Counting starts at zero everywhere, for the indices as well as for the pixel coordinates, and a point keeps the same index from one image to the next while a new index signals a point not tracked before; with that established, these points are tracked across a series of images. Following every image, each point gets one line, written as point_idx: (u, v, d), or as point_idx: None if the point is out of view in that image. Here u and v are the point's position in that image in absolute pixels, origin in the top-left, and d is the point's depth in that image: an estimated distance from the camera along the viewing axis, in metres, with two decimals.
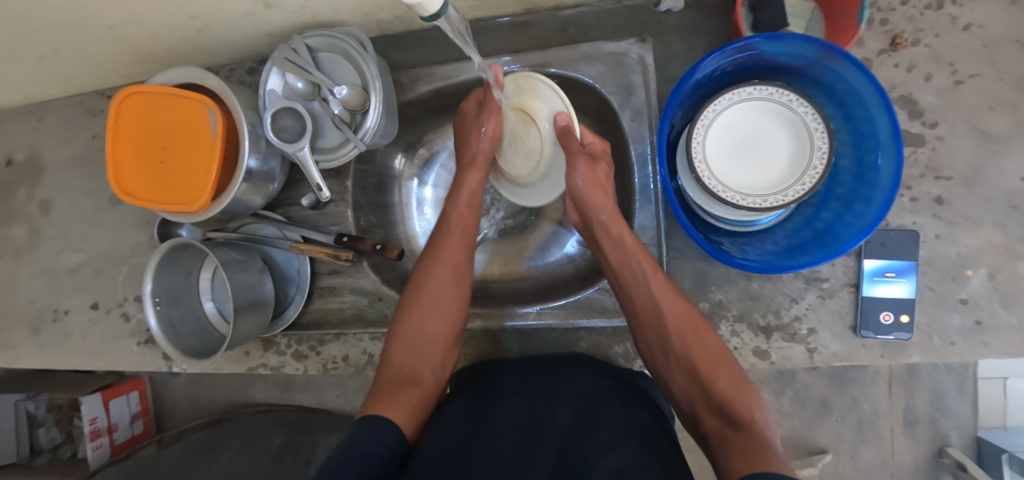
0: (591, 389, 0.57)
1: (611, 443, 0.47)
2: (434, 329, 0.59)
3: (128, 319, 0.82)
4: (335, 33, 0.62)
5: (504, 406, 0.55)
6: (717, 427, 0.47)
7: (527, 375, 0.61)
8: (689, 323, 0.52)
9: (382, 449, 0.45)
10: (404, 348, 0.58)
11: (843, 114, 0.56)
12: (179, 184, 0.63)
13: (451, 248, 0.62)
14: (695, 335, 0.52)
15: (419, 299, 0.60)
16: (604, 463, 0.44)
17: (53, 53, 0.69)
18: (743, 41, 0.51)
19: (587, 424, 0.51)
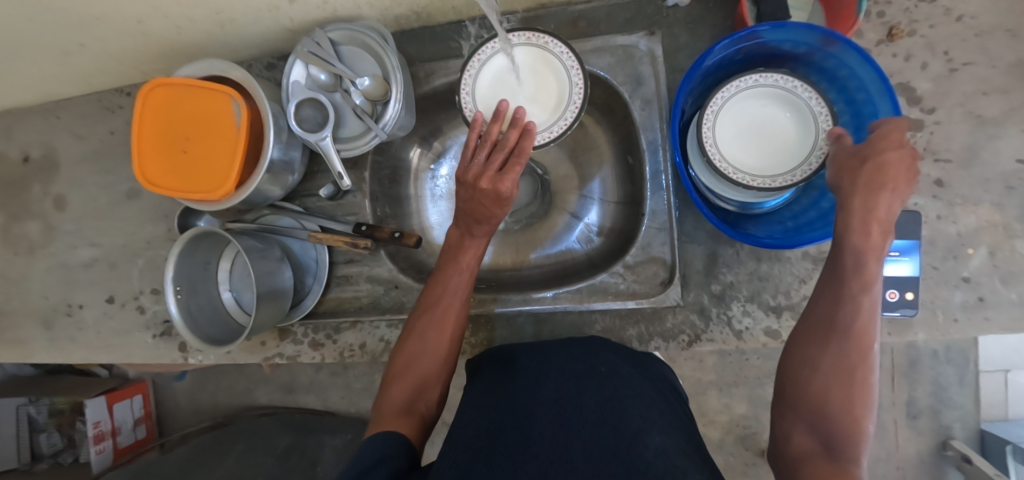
0: (613, 369, 0.57)
1: (646, 424, 0.48)
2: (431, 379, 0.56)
3: (143, 311, 0.83)
4: (356, 27, 0.65)
5: (530, 392, 0.55)
6: (807, 448, 0.42)
7: (552, 356, 0.62)
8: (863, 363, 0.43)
9: (381, 454, 0.45)
10: (404, 385, 0.55)
11: (844, 99, 0.58)
12: (201, 173, 0.64)
13: (454, 290, 0.59)
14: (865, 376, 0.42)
15: (418, 337, 0.57)
16: (646, 442, 0.45)
17: (76, 48, 0.70)
18: (750, 30, 0.53)
19: (614, 402, 0.52)
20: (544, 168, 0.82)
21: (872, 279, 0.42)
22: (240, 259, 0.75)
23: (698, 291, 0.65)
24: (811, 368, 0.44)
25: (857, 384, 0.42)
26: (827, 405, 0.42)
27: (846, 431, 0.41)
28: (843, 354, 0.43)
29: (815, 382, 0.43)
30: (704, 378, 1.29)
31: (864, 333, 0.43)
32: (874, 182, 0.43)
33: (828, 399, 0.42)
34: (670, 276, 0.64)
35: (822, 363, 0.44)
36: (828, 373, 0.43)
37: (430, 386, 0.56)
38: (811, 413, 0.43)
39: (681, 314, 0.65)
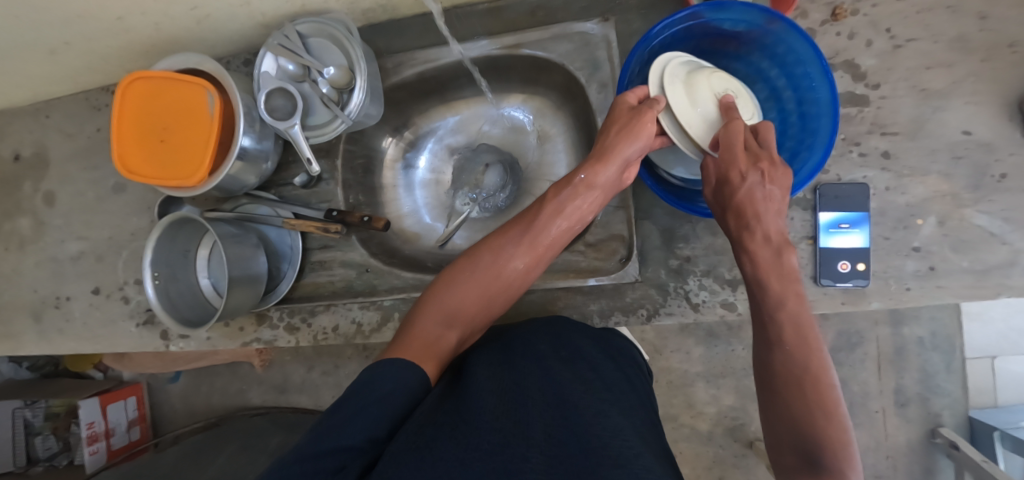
0: (575, 351, 0.58)
1: (604, 412, 0.47)
2: (473, 317, 0.56)
3: (128, 301, 0.85)
4: (323, 20, 0.67)
5: (474, 373, 0.50)
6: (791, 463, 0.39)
7: (498, 345, 0.58)
8: (812, 359, 0.42)
9: (394, 386, 0.44)
10: (436, 314, 0.54)
11: (785, 75, 0.60)
12: (178, 161, 0.67)
13: (541, 230, 0.59)
14: (820, 373, 0.42)
15: (475, 273, 0.57)
16: (604, 425, 0.45)
17: (61, 47, 0.74)
18: (689, 10, 0.56)
19: (576, 384, 0.51)
20: (513, 156, 0.84)
21: (778, 293, 0.46)
22: (217, 248, 0.78)
23: (658, 266, 0.66)
24: (778, 375, 0.43)
25: (809, 381, 0.41)
26: (795, 414, 0.40)
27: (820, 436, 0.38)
28: (795, 357, 0.43)
29: (785, 393, 0.42)
30: (690, 370, 1.29)
31: (797, 329, 0.44)
32: (742, 216, 0.50)
33: (795, 409, 0.41)
34: (628, 253, 0.66)
35: (782, 367, 0.43)
36: (789, 378, 0.42)
37: (458, 323, 0.55)
38: (795, 432, 0.40)
39: (641, 288, 0.66)
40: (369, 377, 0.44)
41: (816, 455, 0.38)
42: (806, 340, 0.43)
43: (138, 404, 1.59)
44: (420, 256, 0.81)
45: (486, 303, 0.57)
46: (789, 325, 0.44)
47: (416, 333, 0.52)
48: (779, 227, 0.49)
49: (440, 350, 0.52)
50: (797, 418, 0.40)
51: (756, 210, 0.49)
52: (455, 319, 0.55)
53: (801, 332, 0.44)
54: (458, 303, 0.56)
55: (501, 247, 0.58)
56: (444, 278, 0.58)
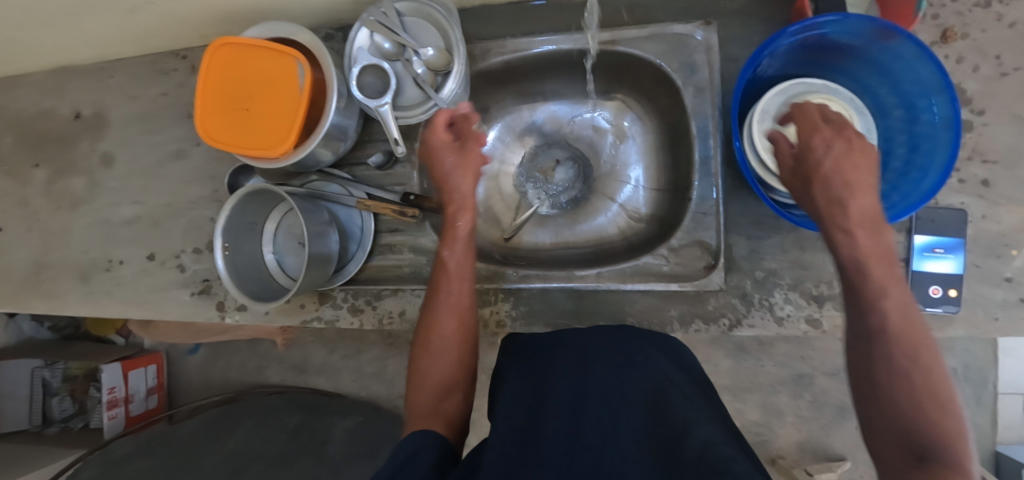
0: (635, 347, 0.57)
1: (684, 420, 0.44)
2: (446, 370, 0.60)
3: (183, 270, 0.83)
4: (424, 0, 0.66)
5: (503, 396, 0.53)
6: (893, 452, 0.39)
7: (530, 360, 0.57)
8: (920, 355, 0.42)
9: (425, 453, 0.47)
10: (428, 390, 0.58)
11: (897, 93, 0.59)
12: (261, 132, 0.66)
13: (451, 301, 0.63)
14: (925, 370, 0.41)
15: (431, 352, 0.61)
16: (692, 436, 0.41)
17: (141, 7, 0.71)
18: (812, 20, 0.54)
19: (647, 395, 0.49)
20: (586, 154, 0.83)
21: (879, 281, 0.46)
22: (285, 222, 0.77)
23: (743, 276, 0.65)
24: (881, 369, 0.43)
25: (915, 380, 0.41)
26: (894, 409, 0.41)
27: (926, 427, 0.38)
28: (903, 351, 0.43)
29: (884, 386, 0.42)
30: (718, 382, 1.28)
31: (901, 317, 0.44)
32: (827, 181, 0.50)
33: (897, 400, 0.41)
34: (715, 260, 0.65)
35: (877, 366, 0.43)
36: (886, 376, 0.42)
37: (449, 390, 0.58)
38: (899, 426, 0.40)
39: (723, 297, 0.65)
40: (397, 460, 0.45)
41: (922, 443, 0.38)
42: (914, 336, 0.43)
43: (157, 373, 1.57)
44: (485, 246, 0.80)
45: (455, 362, 0.61)
46: (891, 321, 0.44)
47: (417, 414, 0.56)
48: (870, 201, 0.49)
49: (446, 415, 0.55)
50: (900, 412, 0.40)
51: (845, 180, 0.49)
52: (443, 381, 0.59)
53: (908, 323, 0.44)
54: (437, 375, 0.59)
55: (436, 323, 0.62)
56: (415, 360, 0.62)
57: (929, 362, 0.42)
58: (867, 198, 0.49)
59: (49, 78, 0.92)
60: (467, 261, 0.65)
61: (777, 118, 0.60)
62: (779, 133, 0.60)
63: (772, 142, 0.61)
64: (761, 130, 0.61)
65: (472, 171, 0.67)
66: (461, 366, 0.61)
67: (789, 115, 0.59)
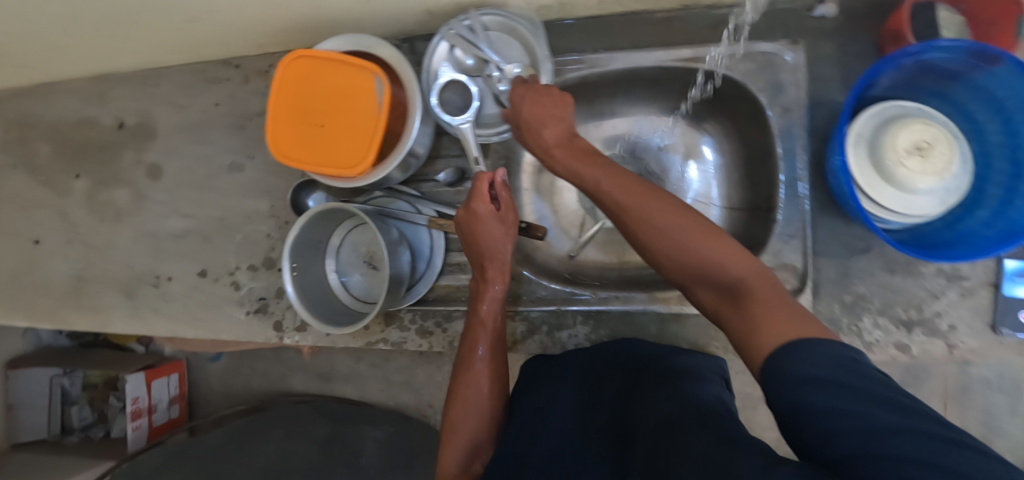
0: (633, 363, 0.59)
1: (653, 406, 0.49)
2: (476, 424, 0.61)
3: (237, 287, 0.80)
4: (509, 14, 0.64)
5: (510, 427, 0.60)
6: (735, 330, 0.39)
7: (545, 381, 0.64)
8: (676, 218, 0.45)
9: None
10: (458, 444, 0.60)
11: (998, 119, 0.58)
12: (338, 150, 0.63)
13: (486, 364, 0.63)
14: (696, 227, 0.44)
15: (463, 406, 0.62)
16: (653, 419, 0.47)
17: (207, 16, 0.69)
18: (916, 47, 0.53)
19: (632, 395, 0.56)
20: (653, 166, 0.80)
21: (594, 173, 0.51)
22: (349, 239, 0.75)
23: (831, 300, 0.65)
24: (654, 244, 0.46)
25: (697, 235, 0.43)
26: (690, 267, 0.43)
27: (716, 270, 0.42)
28: (659, 215, 0.45)
29: (663, 257, 0.45)
30: (754, 393, 1.27)
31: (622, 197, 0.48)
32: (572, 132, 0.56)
33: (682, 262, 0.44)
34: (802, 284, 0.64)
35: (654, 238, 0.45)
36: (670, 245, 0.44)
37: (479, 447, 0.61)
38: (695, 274, 0.43)
39: None
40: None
41: (728, 286, 0.41)
42: (667, 210, 0.45)
43: (179, 382, 1.52)
44: (553, 265, 0.78)
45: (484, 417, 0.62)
46: (659, 215, 0.45)
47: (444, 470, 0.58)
48: (563, 131, 0.56)
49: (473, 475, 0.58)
50: (697, 264, 0.43)
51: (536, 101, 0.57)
52: (473, 436, 0.61)
53: (628, 193, 0.48)
54: (467, 430, 0.60)
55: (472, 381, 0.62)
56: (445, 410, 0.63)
57: (669, 221, 0.45)
58: (551, 132, 0.56)
59: (93, 85, 0.88)
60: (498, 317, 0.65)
61: (874, 142, 0.59)
62: (876, 158, 0.59)
63: (868, 167, 0.60)
64: (856, 155, 0.60)
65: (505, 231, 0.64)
66: (491, 422, 0.62)
67: (886, 139, 0.58)
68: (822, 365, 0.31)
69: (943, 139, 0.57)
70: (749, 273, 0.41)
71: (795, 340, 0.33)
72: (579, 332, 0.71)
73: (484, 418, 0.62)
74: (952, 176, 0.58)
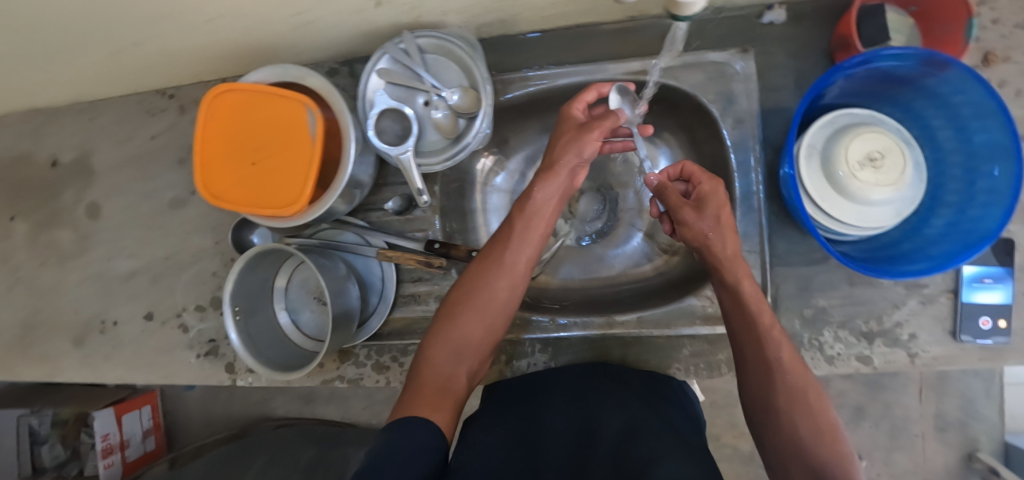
0: (609, 396, 0.58)
1: (649, 458, 0.44)
2: (478, 335, 0.60)
3: (187, 329, 0.77)
4: (445, 35, 0.60)
5: (487, 428, 0.57)
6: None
7: (508, 411, 0.60)
8: (816, 406, 0.48)
9: (424, 448, 0.46)
10: (448, 345, 0.59)
11: (951, 125, 0.56)
12: (272, 188, 0.60)
13: (506, 270, 0.61)
14: (831, 427, 0.48)
15: (466, 307, 0.60)
16: (653, 471, 0.41)
17: (129, 48, 0.64)
18: (866, 55, 0.51)
19: (616, 435, 0.50)
20: (608, 184, 0.80)
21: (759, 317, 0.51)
22: (297, 275, 0.72)
23: (791, 315, 0.63)
24: (783, 406, 0.49)
25: (828, 436, 0.47)
26: (807, 449, 0.47)
27: (833, 465, 0.45)
28: (801, 390, 0.49)
29: (783, 424, 0.49)
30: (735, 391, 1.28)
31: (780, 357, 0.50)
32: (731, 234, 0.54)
33: (802, 441, 0.47)
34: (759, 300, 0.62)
35: (783, 398, 0.49)
36: (804, 423, 0.48)
37: (466, 354, 0.59)
38: (806, 457, 0.46)
39: None
40: (397, 436, 0.46)
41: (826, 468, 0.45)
42: (810, 389, 0.49)
43: (153, 413, 1.50)
44: None
45: (473, 345, 0.60)
46: (790, 367, 0.50)
47: (427, 375, 0.57)
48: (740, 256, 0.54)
49: (455, 395, 0.56)
50: (806, 435, 0.47)
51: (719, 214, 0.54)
52: (467, 341, 0.60)
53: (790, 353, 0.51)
54: (462, 336, 0.59)
55: (480, 308, 0.60)
56: (443, 312, 0.61)
57: (816, 408, 0.48)
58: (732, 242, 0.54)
59: (23, 122, 0.84)
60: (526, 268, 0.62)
61: (826, 154, 0.58)
62: (829, 170, 0.57)
63: (820, 179, 0.58)
64: (812, 166, 0.58)
65: (561, 177, 0.61)
66: (489, 335, 0.61)
67: (839, 150, 0.56)
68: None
69: (896, 148, 0.56)
70: (843, 458, 0.46)
71: None
72: (537, 360, 0.69)
73: (484, 334, 0.61)
74: (907, 185, 0.57)
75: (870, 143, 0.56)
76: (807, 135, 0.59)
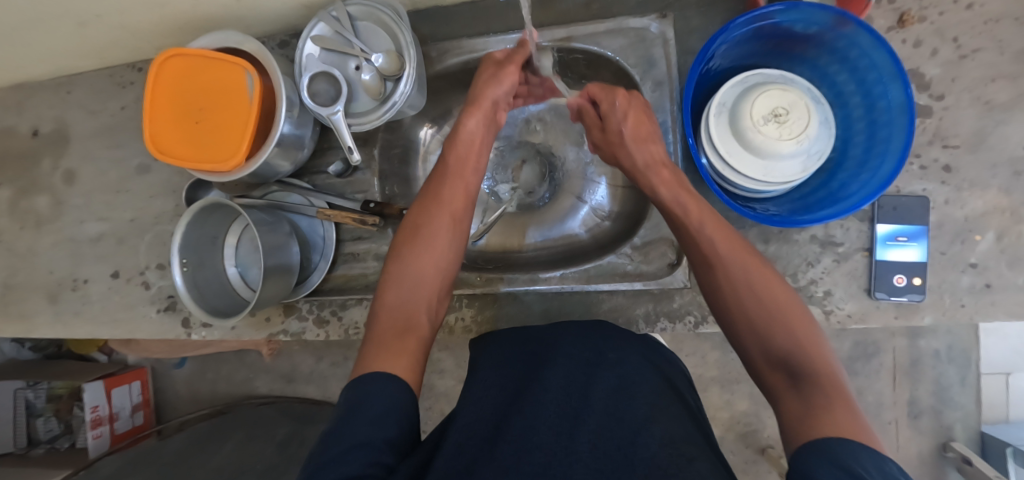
0: (602, 346, 0.55)
1: (647, 413, 0.45)
2: (434, 267, 0.57)
3: (149, 286, 0.82)
4: (374, 3, 0.65)
5: (474, 385, 0.54)
6: (777, 381, 0.44)
7: (514, 352, 0.57)
8: (770, 289, 0.47)
9: (386, 404, 0.43)
10: (402, 286, 0.55)
11: (855, 81, 0.58)
12: (211, 145, 0.64)
13: (449, 203, 0.60)
14: (796, 313, 0.45)
15: (414, 242, 0.57)
16: (649, 432, 0.43)
17: (90, 21, 0.70)
18: (761, 10, 0.53)
19: (607, 398, 0.48)
20: (550, 151, 0.81)
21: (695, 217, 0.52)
22: (247, 235, 0.76)
23: None
24: (731, 295, 0.48)
25: (787, 317, 0.45)
26: (768, 343, 0.45)
27: (795, 349, 0.43)
28: (747, 276, 0.47)
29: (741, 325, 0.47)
30: (706, 374, 1.22)
31: (722, 244, 0.50)
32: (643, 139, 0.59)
33: (753, 317, 0.46)
34: (678, 258, 0.65)
35: (733, 289, 0.48)
36: (751, 308, 0.46)
37: (423, 291, 0.56)
38: (772, 350, 0.44)
39: (688, 295, 0.65)
40: (351, 407, 0.42)
41: (799, 369, 0.42)
42: (769, 283, 0.47)
43: (141, 388, 1.56)
44: None
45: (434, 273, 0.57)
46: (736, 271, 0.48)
47: (386, 318, 0.53)
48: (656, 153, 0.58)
49: (417, 338, 0.52)
50: (774, 337, 0.45)
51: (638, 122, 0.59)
52: (422, 278, 0.56)
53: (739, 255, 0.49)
54: (417, 274, 0.56)
55: (425, 242, 0.57)
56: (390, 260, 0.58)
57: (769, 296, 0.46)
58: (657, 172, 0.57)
59: (8, 96, 0.90)
60: (467, 193, 0.62)
61: (733, 111, 0.59)
62: (736, 125, 0.58)
63: (728, 136, 0.59)
64: (719, 123, 0.60)
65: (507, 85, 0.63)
66: (444, 268, 0.58)
67: (745, 107, 0.58)
68: (843, 453, 0.33)
69: (801, 104, 0.57)
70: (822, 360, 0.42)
71: (829, 443, 0.34)
72: (464, 314, 0.71)
73: (439, 267, 0.58)
74: (814, 140, 0.58)
75: (778, 101, 0.57)
76: (715, 95, 0.60)
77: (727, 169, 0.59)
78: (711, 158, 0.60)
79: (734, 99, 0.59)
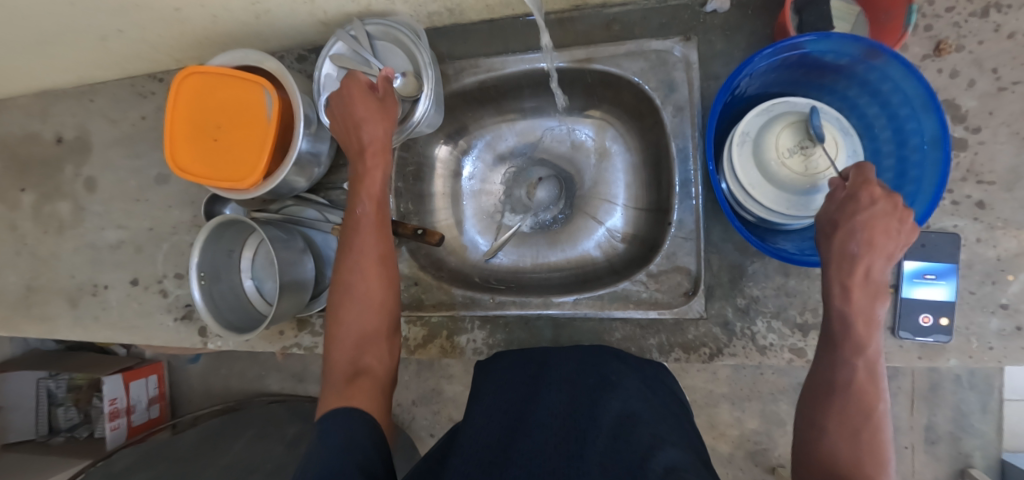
0: (603, 373, 0.54)
1: (647, 442, 0.42)
2: (373, 310, 0.53)
3: (166, 294, 0.84)
4: (391, 22, 0.64)
5: (475, 412, 0.51)
6: None
7: (506, 380, 0.55)
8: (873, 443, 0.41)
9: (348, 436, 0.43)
10: (347, 340, 0.52)
11: (885, 114, 0.56)
12: (229, 162, 0.64)
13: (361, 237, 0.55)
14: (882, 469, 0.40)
15: (344, 290, 0.54)
16: (654, 460, 0.39)
17: (112, 35, 0.70)
18: (792, 40, 0.51)
19: (614, 421, 0.46)
20: (566, 170, 0.81)
21: (864, 341, 0.44)
22: (262, 249, 0.76)
23: (724, 303, 0.64)
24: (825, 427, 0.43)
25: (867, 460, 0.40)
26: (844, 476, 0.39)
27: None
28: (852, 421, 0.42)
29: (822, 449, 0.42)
30: (716, 389, 1.19)
31: (869, 379, 0.43)
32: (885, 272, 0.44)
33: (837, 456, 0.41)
34: (694, 287, 0.63)
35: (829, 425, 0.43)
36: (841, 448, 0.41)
37: (370, 336, 0.53)
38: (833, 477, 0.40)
39: (704, 326, 0.64)
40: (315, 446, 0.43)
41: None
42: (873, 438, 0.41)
43: (157, 383, 1.60)
44: (466, 269, 0.78)
45: (376, 309, 0.53)
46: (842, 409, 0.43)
47: (338, 371, 0.51)
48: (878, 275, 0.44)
49: (372, 378, 0.50)
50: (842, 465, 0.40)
51: (870, 238, 0.44)
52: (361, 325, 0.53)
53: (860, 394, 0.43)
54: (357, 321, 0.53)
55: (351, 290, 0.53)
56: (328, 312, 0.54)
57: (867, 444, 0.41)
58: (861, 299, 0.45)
59: (33, 102, 0.92)
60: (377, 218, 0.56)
61: (757, 141, 0.57)
62: (760, 157, 0.56)
63: (751, 165, 0.57)
64: (743, 154, 0.57)
65: (379, 114, 0.57)
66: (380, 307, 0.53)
67: (770, 139, 0.56)
68: None
69: (830, 138, 0.56)
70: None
71: None
72: (476, 337, 0.71)
73: (374, 309, 0.53)
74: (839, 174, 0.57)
75: (805, 132, 0.55)
76: (739, 124, 0.57)
77: (749, 200, 0.57)
78: (733, 188, 0.58)
79: (760, 130, 0.57)
